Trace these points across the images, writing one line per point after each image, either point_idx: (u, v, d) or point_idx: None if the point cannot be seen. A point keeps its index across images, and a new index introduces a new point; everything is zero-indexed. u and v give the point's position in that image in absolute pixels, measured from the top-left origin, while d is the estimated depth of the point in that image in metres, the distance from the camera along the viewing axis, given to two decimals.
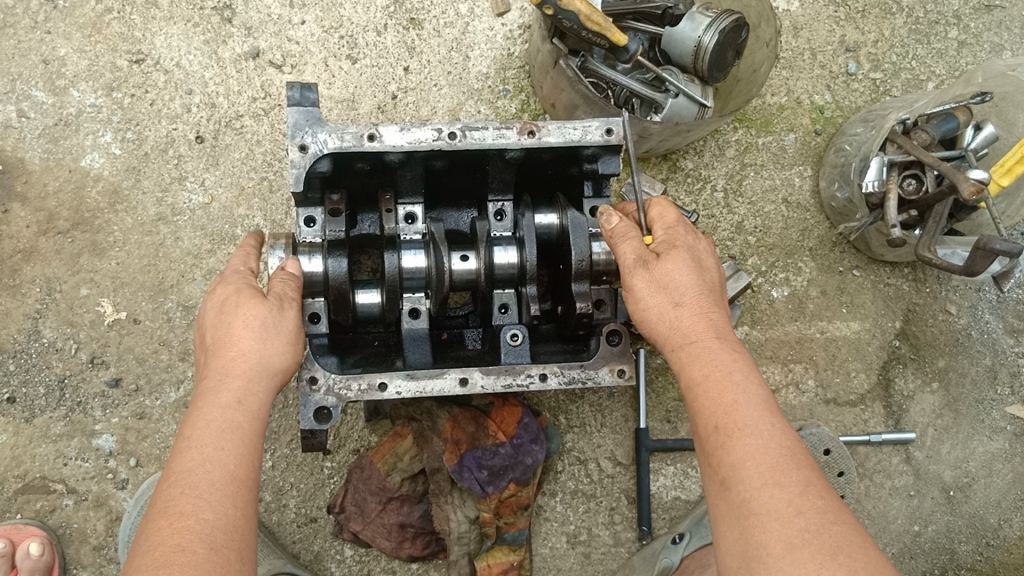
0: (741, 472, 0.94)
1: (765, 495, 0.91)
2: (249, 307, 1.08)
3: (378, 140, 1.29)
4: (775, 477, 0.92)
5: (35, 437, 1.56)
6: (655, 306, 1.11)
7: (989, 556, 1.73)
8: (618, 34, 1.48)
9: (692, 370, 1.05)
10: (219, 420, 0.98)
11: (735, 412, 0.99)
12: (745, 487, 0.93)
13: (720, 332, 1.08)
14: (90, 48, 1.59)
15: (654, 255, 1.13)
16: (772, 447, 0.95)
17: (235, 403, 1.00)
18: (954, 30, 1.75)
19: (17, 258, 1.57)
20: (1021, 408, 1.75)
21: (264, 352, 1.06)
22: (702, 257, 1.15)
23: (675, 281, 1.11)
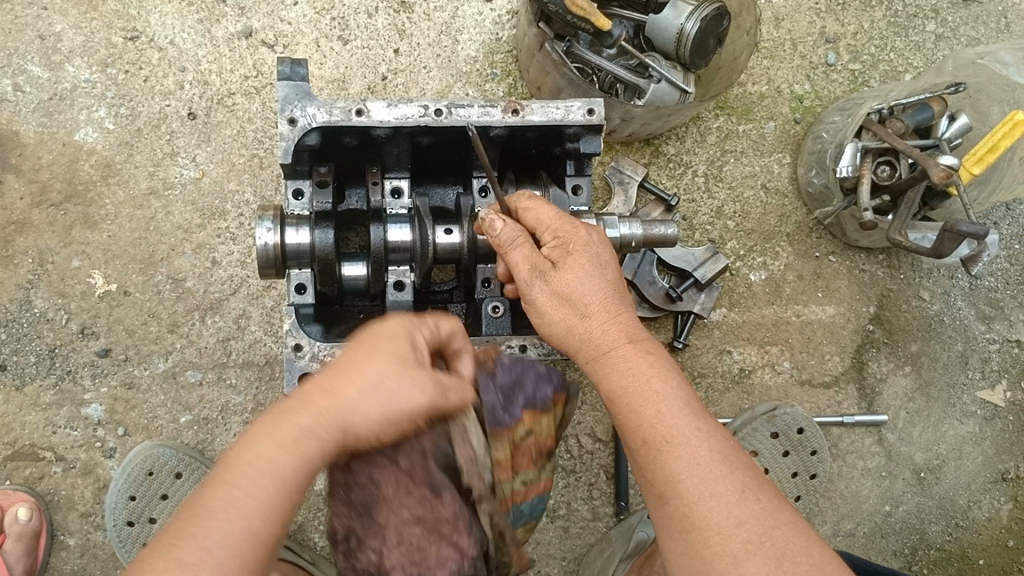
0: (681, 485, 1.02)
1: (702, 509, 1.00)
2: (391, 351, 0.95)
3: (366, 115, 1.32)
4: (711, 487, 1.01)
5: (25, 405, 1.59)
6: (561, 318, 1.19)
7: (957, 537, 1.77)
8: (603, 19, 1.52)
9: (614, 385, 1.14)
10: (258, 467, 0.85)
11: (661, 424, 1.07)
12: (683, 501, 1.02)
13: (623, 336, 1.18)
14: (86, 24, 1.62)
15: (547, 266, 1.19)
16: (705, 454, 1.04)
17: (297, 446, 0.87)
18: (931, 23, 1.80)
19: (10, 229, 1.59)
20: (991, 393, 1.80)
21: (399, 375, 0.93)
22: (597, 251, 1.21)
23: (574, 290, 1.18)
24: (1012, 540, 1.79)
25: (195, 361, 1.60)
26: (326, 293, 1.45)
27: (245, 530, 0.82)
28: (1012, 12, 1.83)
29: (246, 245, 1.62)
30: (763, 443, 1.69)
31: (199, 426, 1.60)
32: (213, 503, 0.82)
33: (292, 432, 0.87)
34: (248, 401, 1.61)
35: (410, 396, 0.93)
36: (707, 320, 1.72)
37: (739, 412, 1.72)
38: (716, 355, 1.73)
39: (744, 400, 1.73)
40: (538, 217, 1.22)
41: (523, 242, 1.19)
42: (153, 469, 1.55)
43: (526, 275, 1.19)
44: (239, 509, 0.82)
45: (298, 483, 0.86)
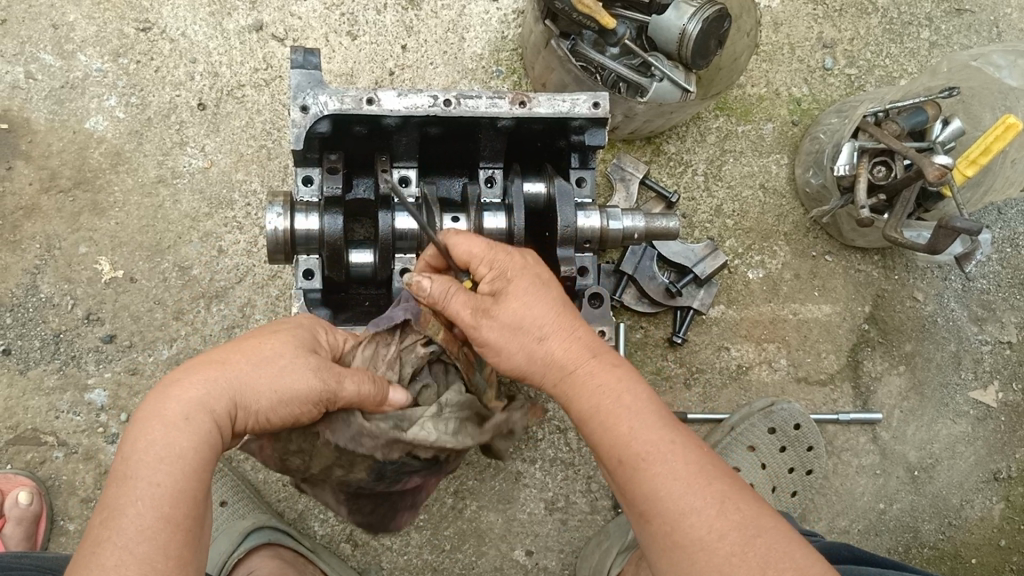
0: (664, 501, 0.98)
1: (686, 527, 0.96)
2: (282, 347, 1.03)
3: (377, 103, 1.33)
4: (694, 503, 0.97)
5: (28, 389, 1.59)
6: (514, 351, 1.09)
7: (950, 536, 1.79)
8: (607, 18, 1.53)
9: (584, 402, 1.06)
10: (156, 444, 0.90)
11: (634, 440, 1.01)
12: (667, 521, 0.97)
13: (591, 342, 1.10)
14: (99, 15, 1.65)
15: (487, 300, 1.10)
16: (682, 467, 0.99)
17: (185, 423, 0.93)
18: (925, 31, 1.85)
19: (19, 215, 1.61)
20: (983, 393, 1.83)
21: (286, 366, 1.01)
22: (535, 272, 1.13)
23: (524, 320, 1.09)
24: (1004, 540, 1.80)
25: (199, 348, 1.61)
26: (334, 280, 1.46)
27: (157, 498, 0.87)
28: (1004, 22, 1.88)
29: (253, 234, 1.63)
30: (761, 437, 1.71)
31: None
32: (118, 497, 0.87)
33: (188, 408, 0.93)
34: None
35: (296, 380, 1.01)
36: (706, 316, 1.74)
37: (737, 408, 1.74)
38: (714, 351, 1.75)
39: (741, 397, 1.75)
40: (471, 245, 1.13)
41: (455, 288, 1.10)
42: None
43: (467, 320, 1.09)
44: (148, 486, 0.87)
45: (206, 456, 0.92)
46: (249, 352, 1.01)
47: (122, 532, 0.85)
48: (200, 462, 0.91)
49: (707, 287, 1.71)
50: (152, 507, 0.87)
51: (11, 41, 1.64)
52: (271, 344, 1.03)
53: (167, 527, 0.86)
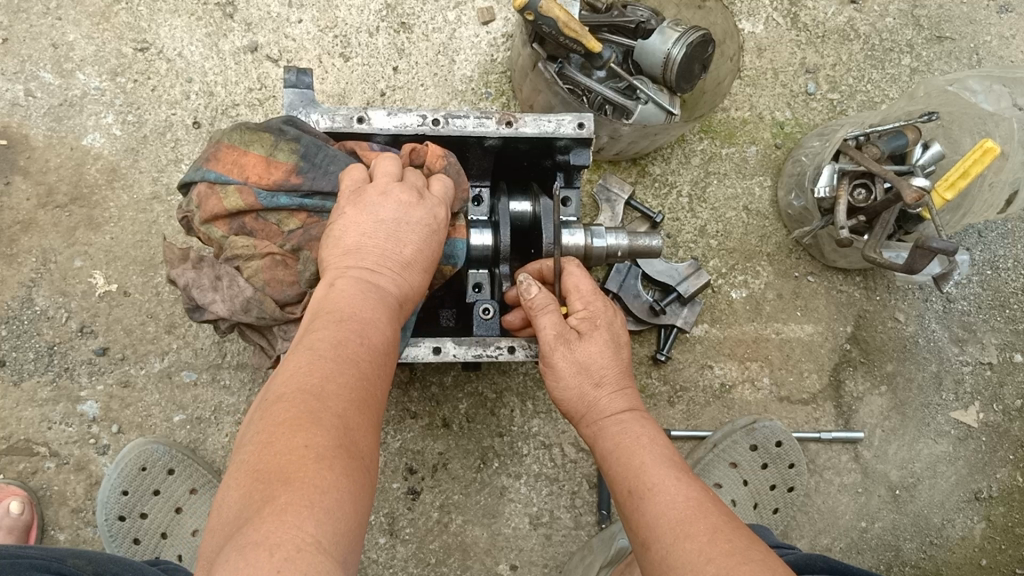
0: (657, 531, 1.01)
1: (678, 550, 0.97)
2: (423, 205, 1.07)
3: (367, 122, 1.34)
4: (686, 530, 0.99)
5: (21, 401, 1.62)
6: (576, 384, 1.20)
7: (932, 555, 1.80)
8: (593, 42, 1.58)
9: (608, 442, 1.16)
10: (372, 313, 0.94)
11: (645, 473, 1.08)
12: (663, 546, 0.99)
13: (633, 399, 1.20)
14: (98, 34, 1.69)
15: (571, 333, 1.20)
16: (681, 499, 1.03)
17: (369, 296, 0.96)
18: (906, 57, 1.89)
19: (15, 229, 1.64)
20: (964, 414, 1.85)
21: (423, 269, 1.05)
22: (618, 330, 1.24)
23: (593, 362, 1.19)
24: (985, 560, 1.81)
25: (191, 362, 1.64)
26: None
27: (369, 354, 0.90)
28: (984, 49, 1.92)
29: None
30: (743, 454, 1.74)
31: (192, 425, 1.64)
32: (338, 343, 0.88)
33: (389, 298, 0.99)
34: (241, 402, 1.64)
35: (421, 280, 1.05)
36: (690, 335, 1.77)
37: (720, 426, 1.77)
38: (697, 369, 1.78)
39: (725, 415, 1.77)
40: (577, 281, 1.25)
41: (553, 309, 1.21)
42: (146, 464, 1.58)
43: (550, 339, 1.19)
44: (363, 343, 0.90)
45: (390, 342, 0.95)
46: (384, 192, 1.05)
47: (338, 363, 0.86)
48: (390, 342, 0.95)
49: (689, 305, 1.73)
50: (363, 361, 0.88)
51: (12, 60, 1.68)
52: (424, 221, 1.06)
53: (371, 373, 0.89)
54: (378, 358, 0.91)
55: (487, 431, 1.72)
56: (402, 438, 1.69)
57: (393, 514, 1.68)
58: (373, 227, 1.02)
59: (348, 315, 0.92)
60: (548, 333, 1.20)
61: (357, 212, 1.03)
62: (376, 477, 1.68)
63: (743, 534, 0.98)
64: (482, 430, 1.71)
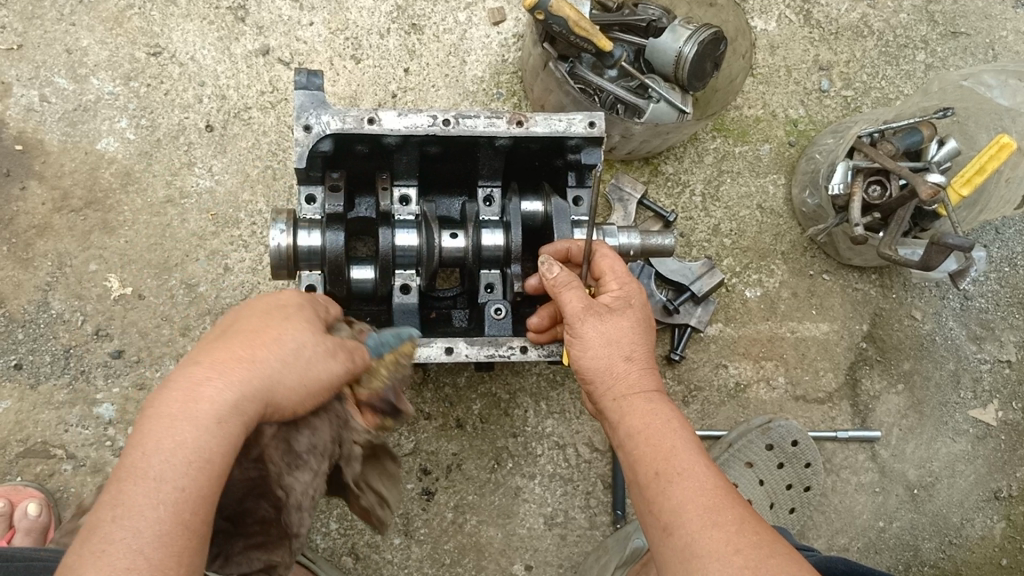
0: (682, 516, 0.99)
1: (706, 537, 0.96)
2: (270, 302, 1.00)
3: (377, 123, 1.35)
4: (715, 517, 0.97)
5: (38, 404, 1.63)
6: (605, 356, 1.18)
7: (951, 554, 1.78)
8: (605, 40, 1.57)
9: (634, 419, 1.13)
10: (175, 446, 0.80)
11: (674, 456, 1.05)
12: (688, 530, 0.98)
13: (657, 384, 1.18)
14: (111, 40, 1.71)
15: (602, 306, 1.21)
16: (709, 485, 1.01)
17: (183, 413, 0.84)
18: (921, 53, 1.87)
19: (31, 233, 1.65)
20: (983, 412, 1.83)
21: (266, 363, 0.89)
22: (646, 313, 1.25)
23: (623, 336, 1.19)
24: (1005, 559, 1.79)
25: None
26: (334, 296, 1.46)
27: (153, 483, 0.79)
28: (999, 44, 1.90)
29: (258, 252, 1.67)
30: (758, 454, 1.72)
31: None
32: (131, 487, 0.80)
33: (200, 404, 0.83)
34: None
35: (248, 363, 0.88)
36: (704, 334, 1.76)
37: (735, 425, 1.76)
38: (712, 368, 1.77)
39: (740, 414, 1.76)
40: (611, 263, 1.28)
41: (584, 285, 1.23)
42: None
43: (581, 310, 1.20)
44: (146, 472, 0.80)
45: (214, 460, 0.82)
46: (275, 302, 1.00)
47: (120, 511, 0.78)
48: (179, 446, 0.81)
49: (704, 305, 1.73)
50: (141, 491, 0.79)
51: (27, 66, 1.69)
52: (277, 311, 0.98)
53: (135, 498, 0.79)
54: (173, 507, 0.78)
55: (502, 432, 1.71)
56: (416, 439, 1.69)
57: (408, 515, 1.68)
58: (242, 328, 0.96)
59: (123, 476, 0.79)
60: (578, 305, 1.20)
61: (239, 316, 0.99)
62: None
63: (768, 529, 0.98)
64: (496, 430, 1.71)
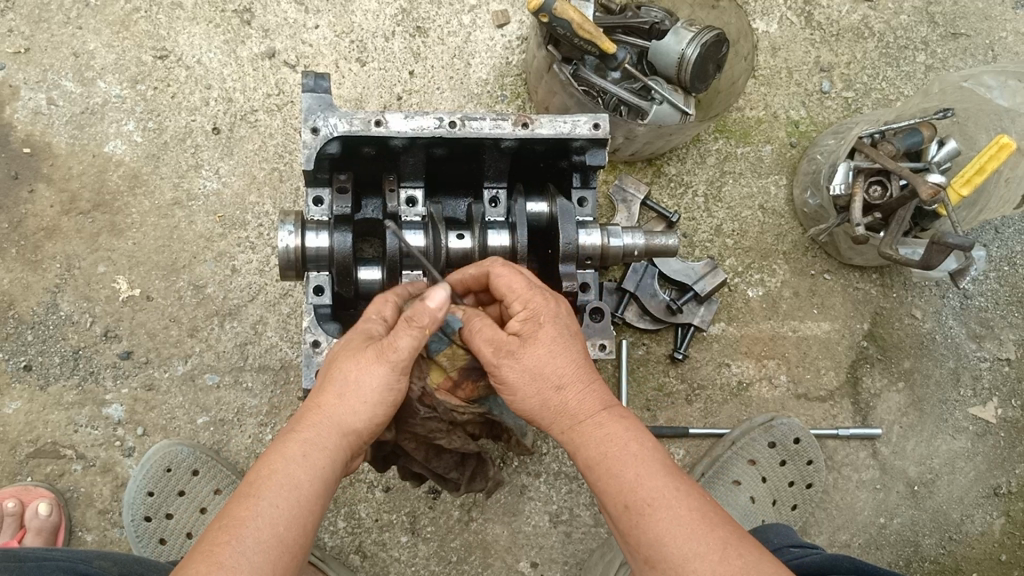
0: (663, 552, 1.01)
1: (690, 571, 0.99)
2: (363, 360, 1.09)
3: (384, 125, 1.36)
4: (698, 548, 1.00)
5: (48, 405, 1.64)
6: (536, 394, 1.13)
7: (951, 550, 1.80)
8: (608, 43, 1.59)
9: (589, 450, 1.10)
10: (281, 474, 0.99)
11: (639, 487, 1.05)
12: (672, 565, 1.01)
13: (606, 399, 1.15)
14: (118, 43, 1.72)
15: (512, 343, 1.14)
16: (684, 511, 1.03)
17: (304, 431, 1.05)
18: (921, 54, 1.89)
19: (40, 235, 1.67)
20: (982, 410, 1.85)
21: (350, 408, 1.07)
22: (566, 318, 1.18)
23: (545, 366, 1.13)
24: (1004, 555, 1.81)
25: (214, 364, 1.66)
26: (342, 296, 1.47)
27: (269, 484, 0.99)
28: (999, 45, 1.92)
29: (265, 253, 1.68)
30: (761, 451, 1.74)
31: (216, 427, 1.65)
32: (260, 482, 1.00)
33: (297, 445, 1.03)
34: (264, 404, 1.65)
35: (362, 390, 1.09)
36: (707, 333, 1.78)
37: (737, 424, 1.77)
38: (715, 367, 1.78)
39: (742, 412, 1.78)
40: (509, 284, 1.18)
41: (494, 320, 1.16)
42: (171, 465, 1.61)
43: (491, 357, 1.13)
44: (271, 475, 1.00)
45: (306, 493, 0.99)
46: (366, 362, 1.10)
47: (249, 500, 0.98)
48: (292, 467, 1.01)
49: (707, 304, 1.75)
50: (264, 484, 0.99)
51: (34, 69, 1.70)
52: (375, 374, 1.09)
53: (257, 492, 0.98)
54: (281, 512, 0.96)
55: None
56: None
57: (415, 513, 1.69)
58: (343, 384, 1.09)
59: (244, 491, 0.98)
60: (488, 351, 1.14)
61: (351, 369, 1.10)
62: (397, 478, 1.69)
63: (749, 543, 1.02)
64: None
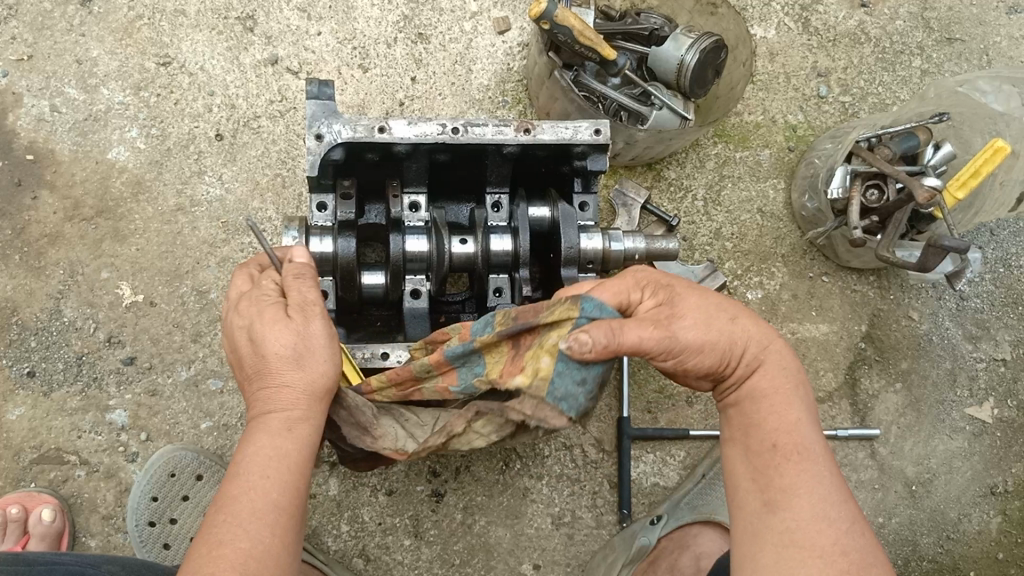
0: (795, 498, 1.03)
1: (816, 529, 1.01)
2: (280, 322, 1.09)
3: (388, 132, 1.36)
4: (825, 513, 1.02)
5: (52, 410, 1.64)
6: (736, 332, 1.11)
7: (949, 549, 1.82)
8: (608, 49, 1.60)
9: (763, 378, 1.10)
10: (266, 453, 1.02)
11: (800, 433, 1.07)
12: (795, 517, 1.02)
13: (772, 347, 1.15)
14: (121, 50, 1.73)
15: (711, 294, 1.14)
16: (828, 474, 1.05)
17: (291, 412, 1.06)
18: (917, 60, 1.92)
19: (43, 242, 1.67)
20: (979, 410, 1.87)
21: (311, 373, 1.08)
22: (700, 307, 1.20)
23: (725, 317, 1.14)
24: (1002, 553, 1.83)
25: (217, 369, 1.66)
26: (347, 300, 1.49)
27: (269, 475, 1.00)
28: (993, 50, 1.94)
29: None
30: None
31: (219, 432, 1.65)
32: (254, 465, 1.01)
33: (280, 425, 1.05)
34: None
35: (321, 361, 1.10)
36: None
37: None
38: None
39: None
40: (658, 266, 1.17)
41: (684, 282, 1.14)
42: (175, 471, 1.62)
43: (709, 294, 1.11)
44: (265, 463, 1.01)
45: (294, 452, 1.04)
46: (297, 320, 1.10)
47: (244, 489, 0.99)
48: (284, 455, 1.03)
49: None
50: (265, 470, 1.01)
51: (37, 76, 1.71)
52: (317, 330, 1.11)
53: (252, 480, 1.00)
54: (272, 496, 0.99)
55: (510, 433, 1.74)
56: None
57: (418, 516, 1.70)
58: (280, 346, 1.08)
59: (231, 478, 1.00)
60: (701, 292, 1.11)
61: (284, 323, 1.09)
62: (401, 481, 1.70)
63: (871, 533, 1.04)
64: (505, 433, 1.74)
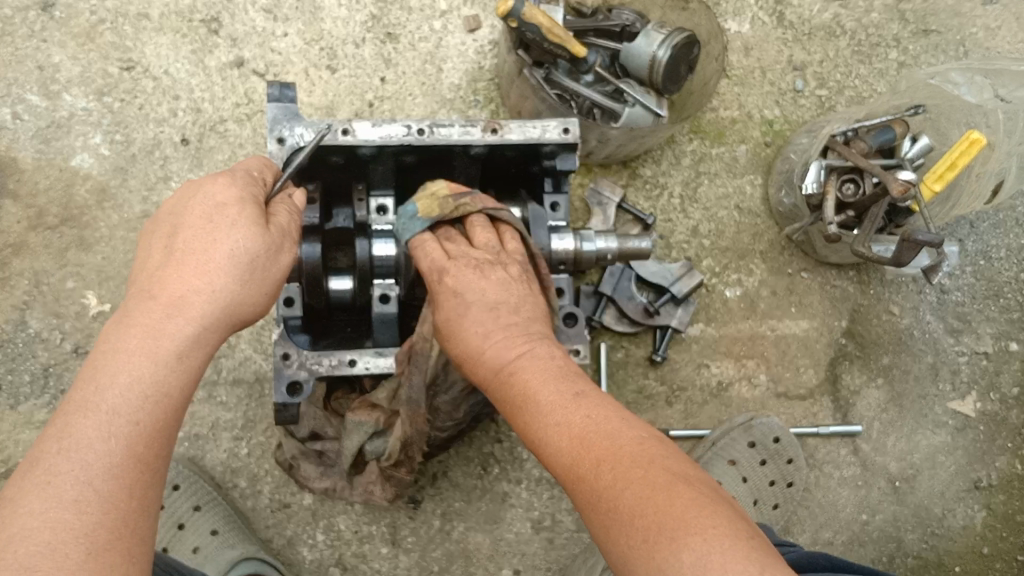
0: (584, 450, 0.88)
1: (604, 472, 0.85)
2: (238, 223, 1.00)
3: (351, 134, 1.33)
4: (631, 456, 0.85)
5: (18, 424, 1.60)
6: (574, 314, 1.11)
7: (934, 545, 1.80)
8: (577, 45, 1.58)
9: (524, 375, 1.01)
10: (117, 374, 0.88)
11: (566, 409, 0.93)
12: (585, 465, 0.87)
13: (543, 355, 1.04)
14: (83, 55, 1.70)
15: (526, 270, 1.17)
16: (604, 431, 0.89)
17: (148, 345, 0.90)
18: (893, 51, 1.90)
19: (6, 252, 1.64)
20: (962, 404, 1.85)
21: (218, 291, 0.96)
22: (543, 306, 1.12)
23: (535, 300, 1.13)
24: (986, 548, 1.81)
25: None
26: (315, 307, 1.46)
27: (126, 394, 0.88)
28: (970, 41, 1.92)
29: None
30: (741, 451, 1.73)
31: (190, 442, 1.65)
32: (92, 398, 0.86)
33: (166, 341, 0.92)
34: (239, 417, 1.66)
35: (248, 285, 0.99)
36: (685, 335, 1.77)
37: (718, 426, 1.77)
38: (695, 368, 1.78)
39: (722, 412, 1.78)
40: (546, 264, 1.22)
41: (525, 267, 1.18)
42: None
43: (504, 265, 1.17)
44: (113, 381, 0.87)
45: (159, 386, 0.89)
46: (237, 220, 0.99)
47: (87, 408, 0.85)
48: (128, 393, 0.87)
49: (684, 307, 1.74)
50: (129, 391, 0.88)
51: None
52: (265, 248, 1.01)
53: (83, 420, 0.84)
54: (110, 440, 0.84)
55: (488, 437, 1.72)
56: None
57: (395, 524, 1.67)
58: (204, 241, 0.98)
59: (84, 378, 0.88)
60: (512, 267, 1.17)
61: (233, 215, 1.00)
62: None
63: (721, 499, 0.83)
64: (482, 437, 1.71)
